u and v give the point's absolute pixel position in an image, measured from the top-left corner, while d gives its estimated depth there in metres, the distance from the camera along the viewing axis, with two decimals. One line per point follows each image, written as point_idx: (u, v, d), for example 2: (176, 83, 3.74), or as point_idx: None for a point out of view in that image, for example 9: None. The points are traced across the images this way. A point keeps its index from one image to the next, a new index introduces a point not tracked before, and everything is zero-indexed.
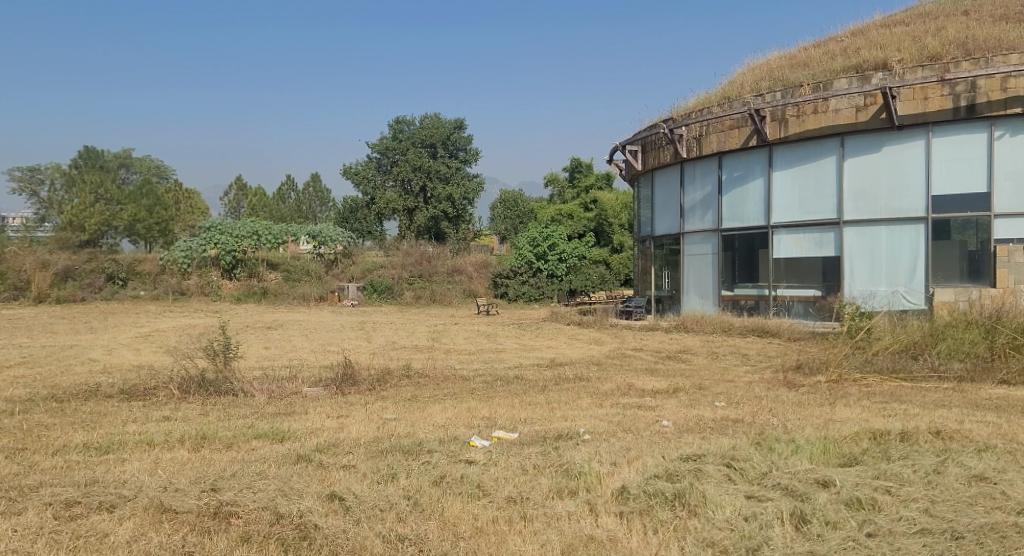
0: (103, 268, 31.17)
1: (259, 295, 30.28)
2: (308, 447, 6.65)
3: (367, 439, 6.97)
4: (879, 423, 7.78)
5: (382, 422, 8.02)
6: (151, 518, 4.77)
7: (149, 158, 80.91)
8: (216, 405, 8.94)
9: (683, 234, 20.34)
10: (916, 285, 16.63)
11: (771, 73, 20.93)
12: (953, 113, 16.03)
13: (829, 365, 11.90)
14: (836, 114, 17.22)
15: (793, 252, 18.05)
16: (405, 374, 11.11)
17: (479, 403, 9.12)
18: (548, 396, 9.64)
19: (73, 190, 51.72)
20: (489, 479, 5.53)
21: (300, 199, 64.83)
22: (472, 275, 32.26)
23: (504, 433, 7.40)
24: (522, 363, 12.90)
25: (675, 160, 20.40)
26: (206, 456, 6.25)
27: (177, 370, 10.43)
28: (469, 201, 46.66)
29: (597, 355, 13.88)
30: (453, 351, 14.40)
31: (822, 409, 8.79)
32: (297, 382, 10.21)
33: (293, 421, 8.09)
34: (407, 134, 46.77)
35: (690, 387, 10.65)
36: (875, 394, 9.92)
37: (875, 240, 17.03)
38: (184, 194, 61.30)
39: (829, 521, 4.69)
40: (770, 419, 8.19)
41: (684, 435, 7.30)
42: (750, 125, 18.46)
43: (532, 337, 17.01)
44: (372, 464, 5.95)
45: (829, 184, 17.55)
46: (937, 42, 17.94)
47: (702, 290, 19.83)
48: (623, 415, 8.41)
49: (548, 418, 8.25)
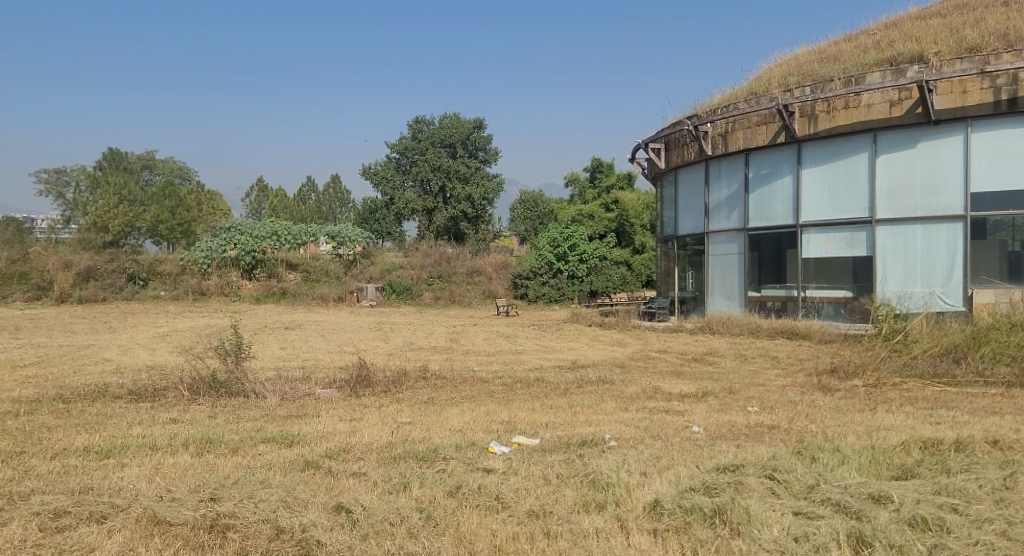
0: (124, 268, 31.11)
1: (278, 295, 30.10)
2: (317, 453, 6.26)
3: (381, 445, 6.58)
4: (928, 431, 7.28)
5: (397, 426, 7.62)
6: (142, 532, 4.41)
7: (171, 159, 81.30)
8: (227, 407, 8.62)
9: (708, 234, 19.81)
10: (953, 286, 16.01)
11: (800, 67, 20.35)
12: (993, 107, 15.41)
13: (865, 369, 11.39)
14: (868, 109, 16.63)
15: (823, 252, 17.48)
16: (422, 376, 10.73)
17: (498, 407, 8.71)
18: (570, 399, 9.19)
19: (97, 192, 51.93)
20: (509, 491, 5.11)
21: (320, 200, 64.81)
22: (492, 276, 31.86)
23: (526, 439, 6.99)
24: (543, 365, 12.48)
25: (700, 158, 19.88)
26: (211, 461, 5.89)
27: (189, 371, 10.10)
28: (489, 201, 46.36)
29: (621, 358, 13.42)
30: (472, 352, 14.01)
31: (862, 415, 8.30)
32: (310, 384, 9.86)
33: (304, 424, 7.72)
34: (426, 134, 46.43)
35: (720, 390, 10.18)
36: (918, 400, 9.38)
37: (909, 239, 16.43)
38: (206, 195, 61.51)
39: (894, 546, 4.24)
40: (808, 426, 7.70)
41: (716, 442, 6.87)
42: (778, 121, 17.91)
43: (553, 339, 16.57)
44: (384, 471, 5.55)
45: (860, 181, 16.97)
46: (975, 34, 17.29)
47: (727, 291, 19.28)
48: (651, 420, 7.98)
49: (572, 423, 7.83)
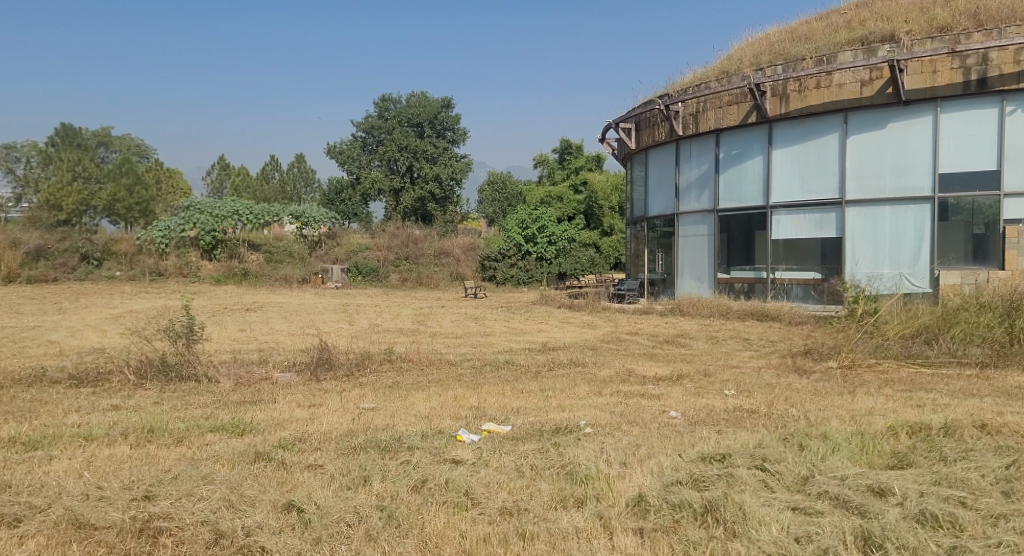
0: (77, 247, 30.08)
1: (240, 276, 29.25)
2: (271, 443, 5.77)
3: (340, 433, 6.12)
4: (909, 415, 7.00)
5: (359, 412, 7.15)
6: (60, 538, 3.97)
7: (129, 136, 79.09)
8: (176, 393, 8.07)
9: (678, 215, 19.51)
10: (920, 267, 15.91)
11: (772, 46, 20.06)
12: (964, 87, 15.22)
13: (839, 350, 11.16)
14: (840, 88, 16.37)
15: (793, 233, 17.27)
16: (387, 358, 10.26)
17: (466, 391, 8.29)
18: (541, 383, 8.80)
19: (50, 169, 50.19)
20: (480, 485, 4.69)
21: (284, 179, 63.58)
22: (460, 257, 31.33)
23: (496, 426, 6.56)
24: (512, 347, 12.10)
25: (671, 137, 19.53)
26: (151, 453, 5.38)
27: (136, 353, 9.50)
28: (457, 182, 45.74)
29: (592, 340, 13.05)
30: (439, 334, 13.57)
31: (842, 398, 8.03)
32: (267, 368, 9.34)
33: (258, 411, 7.20)
34: (393, 112, 45.07)
35: (695, 373, 9.86)
36: (895, 382, 9.14)
37: (879, 221, 16.27)
38: (165, 174, 59.98)
39: (907, 547, 3.94)
40: (788, 411, 7.38)
41: (696, 428, 6.52)
42: (750, 101, 17.62)
43: (522, 321, 16.17)
44: (343, 463, 5.10)
45: (831, 162, 16.75)
46: (946, 13, 17.09)
47: (697, 273, 18.99)
48: (626, 405, 7.62)
49: (544, 408, 7.42)
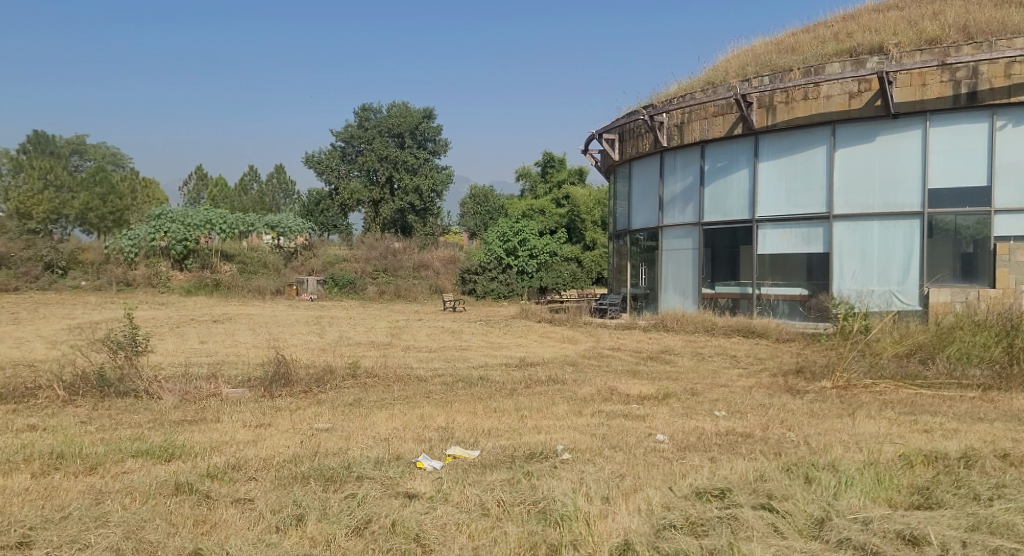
0: (41, 256, 29.02)
1: (211, 287, 28.22)
2: (198, 470, 5.02)
3: (284, 458, 5.39)
4: (917, 442, 6.33)
5: (310, 434, 6.41)
6: None
7: (104, 145, 77.76)
8: (109, 411, 7.31)
9: (662, 228, 18.92)
10: (910, 284, 15.36)
11: (758, 58, 19.59)
12: (953, 101, 14.75)
13: (833, 370, 10.48)
14: (828, 100, 15.88)
15: (779, 248, 16.70)
16: (351, 373, 9.48)
17: (435, 410, 7.55)
18: (515, 402, 8.06)
19: (21, 176, 48.90)
20: (434, 529, 4.02)
21: (263, 190, 62.56)
22: (439, 270, 30.55)
23: (462, 451, 5.84)
24: (488, 362, 11.36)
25: (654, 149, 18.97)
26: (51, 486, 4.65)
27: (73, 367, 8.68)
28: (438, 194, 44.97)
29: (572, 355, 12.36)
30: (412, 348, 12.81)
31: (842, 421, 7.37)
32: (218, 382, 8.54)
33: (196, 432, 6.43)
34: (374, 122, 44.37)
35: (682, 392, 9.17)
36: (894, 404, 8.49)
37: (867, 236, 15.74)
38: (140, 183, 58.77)
39: None
40: (785, 435, 6.72)
41: (686, 455, 5.84)
42: (735, 112, 17.09)
43: (500, 335, 15.47)
44: (277, 497, 4.40)
45: (819, 176, 16.23)
46: (935, 26, 16.68)
47: (681, 287, 18.36)
48: (608, 426, 6.93)
49: (517, 430, 6.69)
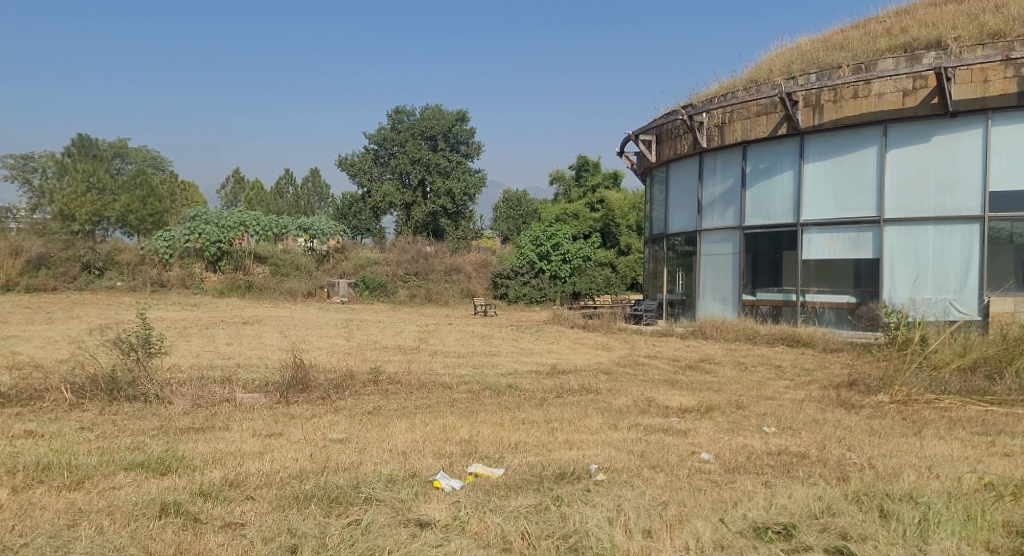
0: (79, 256, 29.09)
1: (243, 289, 28.02)
2: (191, 486, 4.53)
3: (289, 474, 4.90)
4: (1000, 467, 5.61)
5: (322, 445, 5.89)
6: None
7: (145, 148, 78.98)
8: (117, 417, 6.89)
9: (700, 232, 18.18)
10: (968, 292, 14.47)
11: (804, 55, 18.76)
12: (1017, 98, 13.85)
13: (890, 383, 9.68)
14: (879, 98, 15.05)
15: (825, 253, 15.88)
16: (372, 379, 8.96)
17: (458, 421, 7.00)
18: (545, 414, 7.46)
19: (65, 179, 49.49)
20: None
21: (298, 194, 62.75)
22: (471, 274, 30.05)
23: (485, 468, 5.28)
24: (518, 369, 10.80)
25: (694, 150, 18.25)
26: (27, 504, 4.21)
27: (84, 368, 8.30)
28: (470, 197, 44.65)
29: (608, 363, 11.73)
30: (439, 354, 12.30)
31: (908, 440, 6.66)
32: (233, 387, 8.08)
33: (201, 441, 5.96)
34: (407, 125, 43.99)
35: (726, 405, 8.50)
36: (963, 423, 7.72)
37: (921, 241, 14.86)
38: (179, 186, 59.29)
39: None
40: (846, 455, 6.05)
41: (736, 478, 5.21)
42: (780, 111, 16.33)
43: (531, 341, 14.89)
44: (273, 523, 3.95)
45: (868, 178, 15.39)
46: (997, 19, 15.74)
47: (721, 294, 17.62)
48: (647, 443, 6.31)
49: (547, 445, 6.10)
